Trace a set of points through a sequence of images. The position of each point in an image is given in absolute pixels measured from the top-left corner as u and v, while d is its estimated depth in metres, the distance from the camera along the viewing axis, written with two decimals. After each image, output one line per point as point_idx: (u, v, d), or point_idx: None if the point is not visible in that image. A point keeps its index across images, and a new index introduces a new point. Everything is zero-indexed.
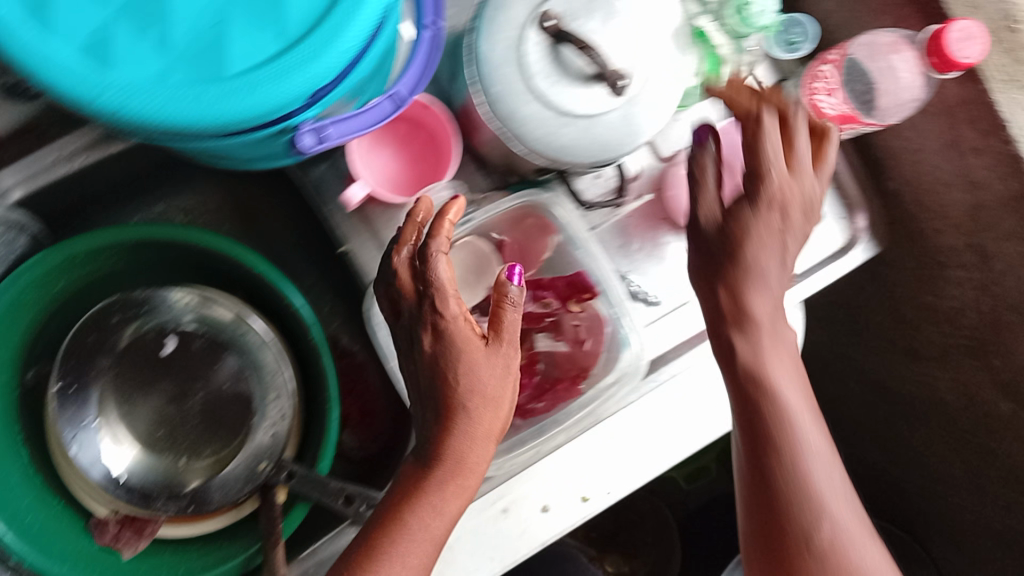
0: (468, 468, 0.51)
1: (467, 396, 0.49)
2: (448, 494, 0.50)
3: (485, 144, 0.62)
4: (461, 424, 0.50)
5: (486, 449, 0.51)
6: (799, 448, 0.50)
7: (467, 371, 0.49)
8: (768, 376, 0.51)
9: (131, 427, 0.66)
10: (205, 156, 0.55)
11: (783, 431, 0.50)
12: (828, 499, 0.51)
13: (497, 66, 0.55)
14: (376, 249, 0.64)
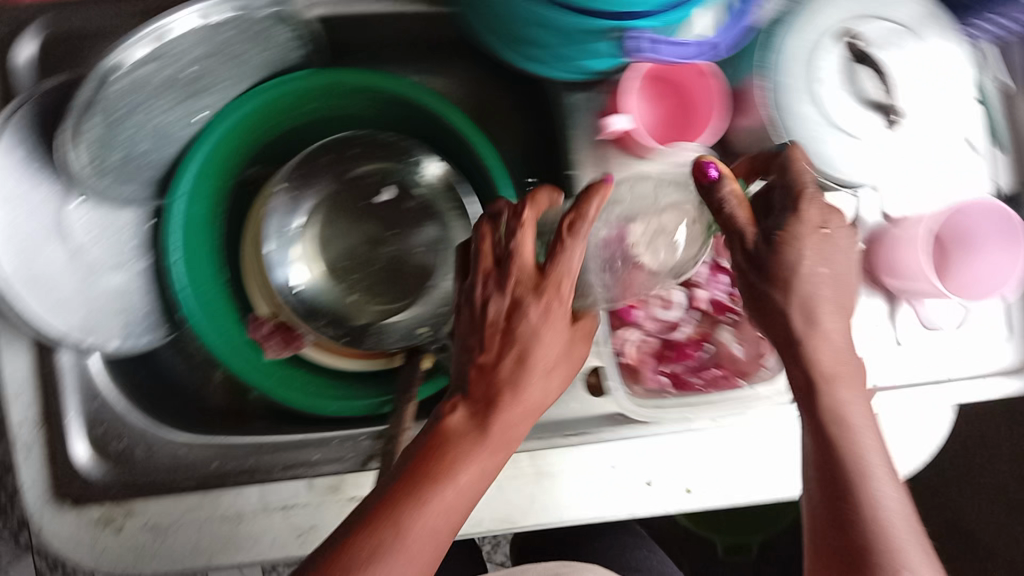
0: (511, 437, 0.51)
1: (508, 373, 0.51)
2: (472, 464, 0.48)
3: (743, 132, 0.64)
4: (513, 380, 0.50)
5: (525, 421, 0.51)
6: (868, 483, 0.50)
7: (541, 330, 0.51)
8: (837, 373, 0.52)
9: (325, 249, 0.73)
10: (511, 34, 0.60)
11: (852, 460, 0.51)
12: (899, 529, 0.49)
13: (790, 61, 0.59)
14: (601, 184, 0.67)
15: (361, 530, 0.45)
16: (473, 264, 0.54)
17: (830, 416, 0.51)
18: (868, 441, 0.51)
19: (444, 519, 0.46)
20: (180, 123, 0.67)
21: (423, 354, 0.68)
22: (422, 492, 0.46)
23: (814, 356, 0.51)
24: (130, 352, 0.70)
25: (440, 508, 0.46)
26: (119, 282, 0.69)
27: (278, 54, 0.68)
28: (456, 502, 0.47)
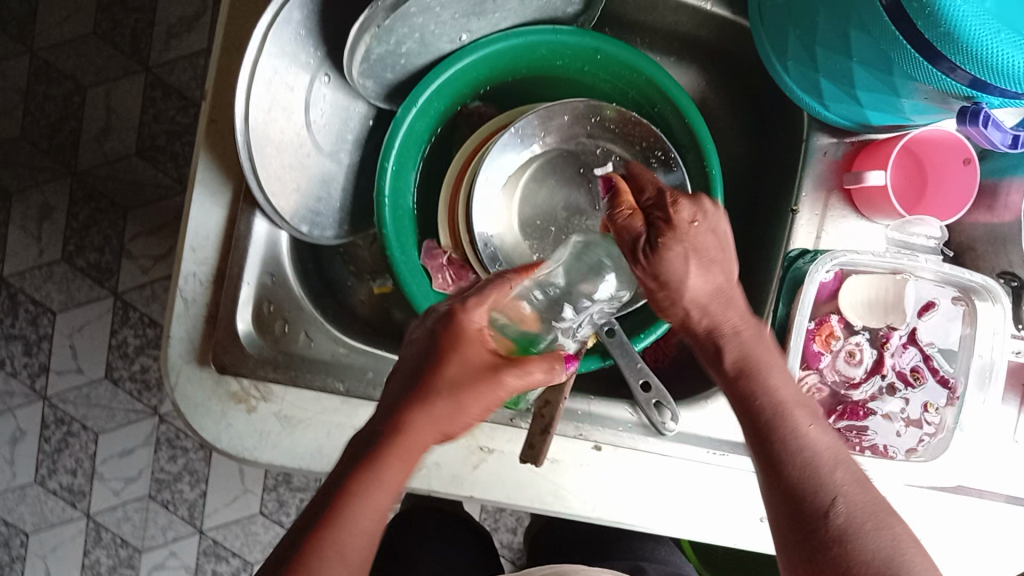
0: (417, 448, 0.50)
1: (453, 382, 0.52)
2: (395, 459, 0.49)
3: (972, 224, 0.67)
4: (436, 397, 0.51)
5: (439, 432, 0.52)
6: (797, 426, 0.52)
7: (464, 363, 0.52)
8: (763, 369, 0.54)
9: (527, 203, 0.72)
10: (808, 63, 0.61)
11: (786, 422, 0.52)
12: (827, 470, 0.50)
13: None
14: (814, 229, 0.68)
15: (319, 522, 0.46)
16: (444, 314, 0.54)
17: (743, 373, 0.54)
18: (779, 390, 0.53)
19: (372, 518, 0.47)
20: (444, 38, 0.67)
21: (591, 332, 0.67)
22: (344, 501, 0.47)
23: (721, 329, 0.56)
24: (316, 240, 0.69)
25: (361, 509, 0.47)
26: (328, 169, 0.68)
27: (556, 4, 0.68)
28: (379, 497, 0.48)
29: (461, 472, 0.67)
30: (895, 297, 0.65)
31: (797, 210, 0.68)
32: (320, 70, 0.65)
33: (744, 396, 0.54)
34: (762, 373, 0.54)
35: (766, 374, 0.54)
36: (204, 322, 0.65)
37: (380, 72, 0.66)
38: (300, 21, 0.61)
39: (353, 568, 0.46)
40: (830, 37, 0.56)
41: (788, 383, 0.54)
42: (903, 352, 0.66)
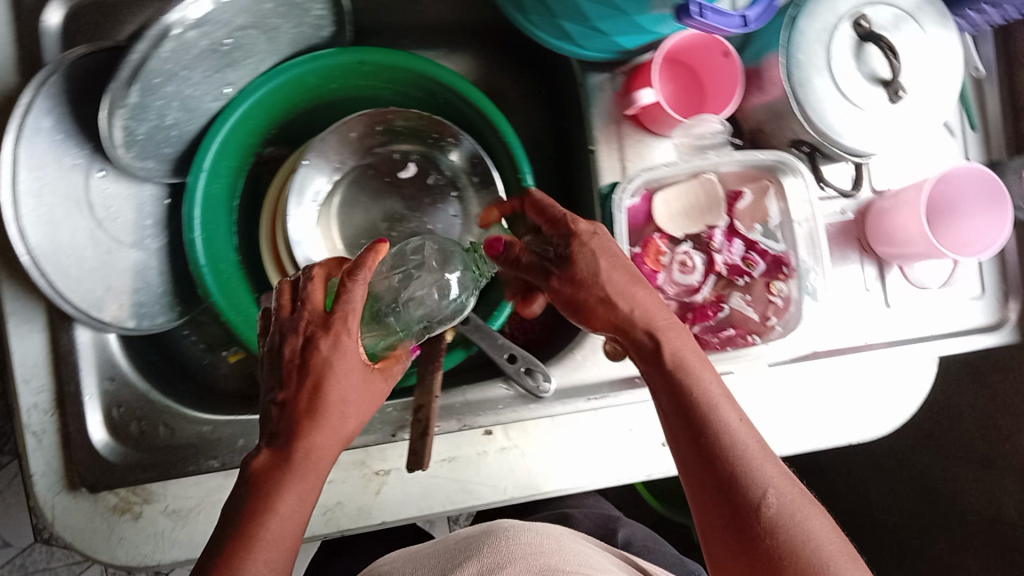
0: (307, 492, 0.51)
1: (327, 397, 0.52)
2: (298, 478, 0.50)
3: (754, 109, 0.69)
4: (324, 416, 0.52)
5: (336, 446, 0.53)
6: (715, 411, 0.52)
7: (339, 378, 0.52)
8: (687, 362, 0.55)
9: (345, 226, 0.73)
10: (547, 11, 0.63)
11: (702, 402, 0.53)
12: (751, 452, 0.50)
13: (809, 40, 0.64)
14: (617, 160, 0.70)
15: (231, 556, 0.47)
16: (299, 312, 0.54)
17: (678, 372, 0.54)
18: (695, 373, 0.54)
19: (285, 553, 0.49)
20: (208, 98, 0.67)
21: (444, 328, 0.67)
22: (256, 534, 0.48)
23: (660, 332, 0.56)
24: (147, 331, 0.69)
25: (270, 535, 0.48)
26: (137, 260, 0.68)
27: (305, 32, 0.69)
28: (282, 525, 0.49)
29: (366, 502, 0.67)
30: (706, 198, 0.69)
31: (595, 149, 0.70)
32: (92, 167, 0.64)
33: (681, 390, 0.53)
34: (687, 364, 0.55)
35: (693, 365, 0.55)
36: (60, 447, 0.63)
37: (155, 149, 0.66)
38: (51, 127, 0.60)
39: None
40: None
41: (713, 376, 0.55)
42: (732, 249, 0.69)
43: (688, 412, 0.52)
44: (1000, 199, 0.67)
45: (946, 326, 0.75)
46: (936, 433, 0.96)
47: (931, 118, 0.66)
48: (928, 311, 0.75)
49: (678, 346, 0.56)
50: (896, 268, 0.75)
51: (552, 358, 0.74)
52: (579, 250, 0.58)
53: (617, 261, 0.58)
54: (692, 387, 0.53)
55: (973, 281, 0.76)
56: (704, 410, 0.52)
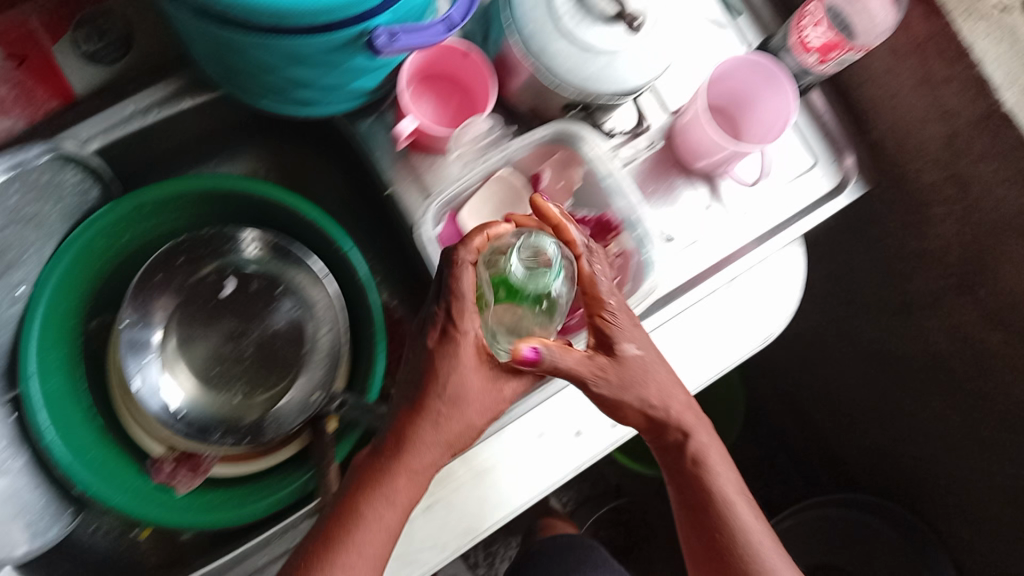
0: (407, 494, 0.58)
1: (437, 396, 0.57)
2: (399, 487, 0.57)
3: (519, 92, 0.69)
4: (441, 416, 0.57)
5: (445, 452, 0.59)
6: (729, 510, 0.65)
7: (453, 372, 0.56)
8: (708, 459, 0.65)
9: (192, 364, 0.71)
10: (276, 91, 0.63)
11: (712, 497, 0.65)
12: (768, 548, 0.65)
13: (530, 10, 0.64)
14: (417, 191, 0.70)
15: (316, 559, 0.56)
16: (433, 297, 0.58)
17: (696, 461, 0.65)
18: (740, 490, 0.66)
19: (374, 556, 0.57)
20: (4, 304, 0.66)
21: (327, 415, 0.69)
22: (345, 531, 0.57)
23: (699, 456, 0.65)
24: (43, 548, 0.67)
25: (352, 541, 0.56)
26: (7, 485, 0.64)
27: (72, 203, 0.67)
28: (365, 526, 0.57)
29: None
30: (507, 192, 0.69)
31: (392, 190, 0.70)
32: None
33: (699, 484, 0.65)
34: (711, 483, 0.65)
35: (715, 461, 0.65)
36: None
37: None
38: None
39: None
40: (251, 67, 0.58)
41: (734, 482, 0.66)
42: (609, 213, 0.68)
43: (704, 504, 0.65)
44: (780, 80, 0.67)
45: (793, 204, 0.75)
46: (854, 296, 0.97)
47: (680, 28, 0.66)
48: (773, 200, 0.75)
49: (724, 450, 0.66)
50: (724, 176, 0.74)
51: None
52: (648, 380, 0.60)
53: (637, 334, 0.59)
54: (713, 484, 0.65)
55: (800, 153, 0.76)
56: (715, 505, 0.65)
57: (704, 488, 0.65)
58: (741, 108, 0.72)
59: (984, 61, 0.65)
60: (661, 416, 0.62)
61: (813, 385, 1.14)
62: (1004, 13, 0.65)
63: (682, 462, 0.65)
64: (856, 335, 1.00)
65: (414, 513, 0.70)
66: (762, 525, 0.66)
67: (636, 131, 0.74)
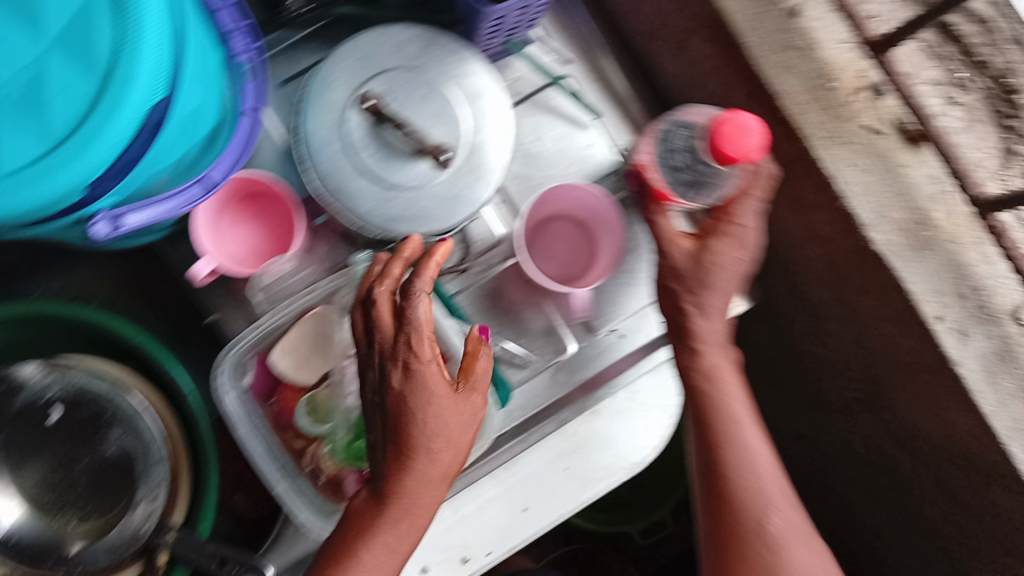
0: (415, 522, 0.52)
1: (421, 436, 0.50)
2: (400, 530, 0.51)
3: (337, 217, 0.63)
4: (417, 454, 0.50)
5: (435, 488, 0.52)
6: (735, 434, 0.56)
7: (423, 421, 0.50)
8: (721, 382, 0.57)
9: (25, 489, 0.69)
10: None
11: (717, 418, 0.56)
12: (766, 478, 0.56)
13: (324, 146, 0.57)
14: (241, 317, 0.66)
15: None
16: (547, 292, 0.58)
17: (705, 382, 0.57)
18: (726, 401, 0.57)
19: None
20: None
21: (159, 549, 0.66)
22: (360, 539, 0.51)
23: (713, 403, 0.57)
24: None
25: (379, 549, 0.51)
26: None
27: None
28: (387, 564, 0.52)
29: None
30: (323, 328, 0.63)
31: (218, 318, 0.66)
32: None
33: (704, 409, 0.57)
34: (720, 402, 0.56)
35: (725, 377, 0.57)
36: None
37: None
38: None
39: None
40: None
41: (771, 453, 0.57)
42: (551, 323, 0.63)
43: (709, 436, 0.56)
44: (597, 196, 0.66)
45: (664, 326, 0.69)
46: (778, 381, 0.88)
47: (501, 154, 0.58)
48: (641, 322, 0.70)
49: (728, 382, 0.57)
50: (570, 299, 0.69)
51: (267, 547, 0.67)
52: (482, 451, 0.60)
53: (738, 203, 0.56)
54: (714, 397, 0.56)
55: None
56: (716, 425, 0.56)
57: (725, 471, 0.56)
58: (601, 225, 0.68)
59: (849, 195, 0.57)
60: (689, 325, 0.57)
61: None
62: (874, 136, 0.54)
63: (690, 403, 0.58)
64: (784, 418, 0.92)
65: None
66: (771, 460, 0.57)
67: (473, 253, 0.68)
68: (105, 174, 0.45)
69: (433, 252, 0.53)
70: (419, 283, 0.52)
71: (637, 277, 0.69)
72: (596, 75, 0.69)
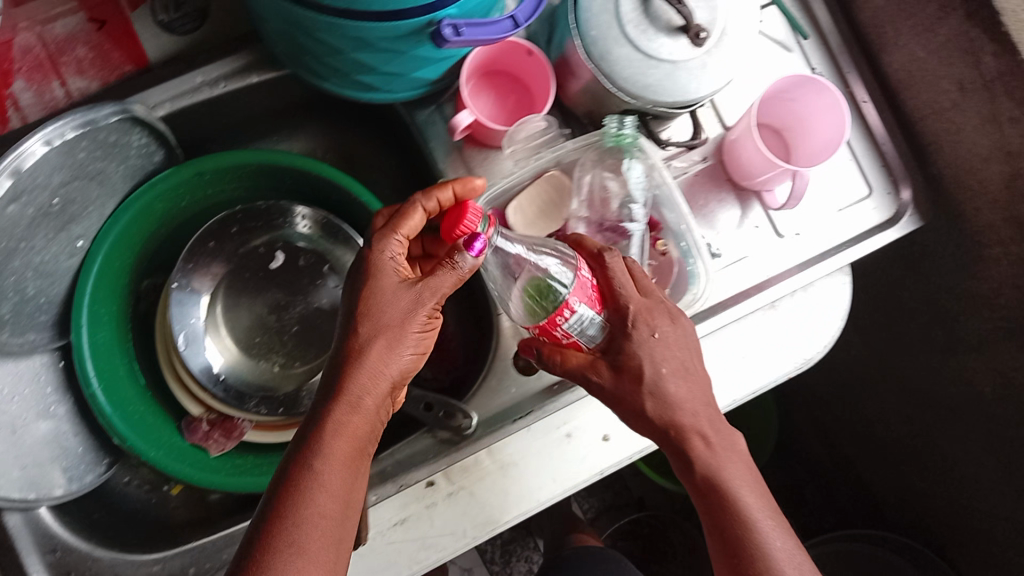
0: (336, 453, 0.50)
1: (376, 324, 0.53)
2: (340, 447, 0.50)
3: (577, 94, 0.69)
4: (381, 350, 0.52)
5: (371, 420, 0.52)
6: (753, 529, 0.59)
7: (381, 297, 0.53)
8: (721, 475, 0.60)
9: (234, 330, 0.73)
10: (337, 74, 0.64)
11: (735, 510, 0.59)
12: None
13: (597, 15, 0.64)
14: (469, 181, 0.71)
15: (280, 515, 0.48)
16: (598, 263, 0.61)
17: (708, 476, 0.60)
18: (729, 471, 0.60)
19: (333, 516, 0.49)
20: (64, 256, 0.69)
21: None
22: (326, 437, 0.50)
23: (686, 441, 0.61)
24: (79, 492, 0.70)
25: (330, 454, 0.49)
26: (49, 429, 0.69)
27: (137, 165, 0.70)
28: (342, 465, 0.50)
29: None
30: (554, 191, 0.69)
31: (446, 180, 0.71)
32: None
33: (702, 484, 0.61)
34: (727, 480, 0.60)
35: (728, 476, 0.60)
36: None
37: (29, 321, 0.68)
38: None
39: (332, 519, 0.49)
40: (320, 45, 0.59)
41: (753, 480, 0.62)
42: (569, 315, 0.57)
43: (721, 510, 0.60)
44: (821, 87, 0.67)
45: (840, 236, 0.75)
46: (900, 333, 0.94)
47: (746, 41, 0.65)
48: (832, 228, 0.75)
49: (711, 457, 0.61)
50: (760, 204, 0.74)
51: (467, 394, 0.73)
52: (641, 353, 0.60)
53: (660, 352, 0.61)
54: (734, 500, 0.59)
55: (856, 182, 0.76)
56: (732, 513, 0.59)
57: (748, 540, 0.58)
58: (797, 128, 0.72)
59: None
60: (709, 454, 0.61)
61: (849, 418, 1.12)
62: None
63: (672, 446, 0.61)
64: (895, 372, 0.98)
65: (437, 497, 0.69)
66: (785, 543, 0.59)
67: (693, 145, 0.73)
68: None
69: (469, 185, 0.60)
70: (403, 216, 0.57)
71: (826, 187, 0.75)
72: (801, 3, 0.76)
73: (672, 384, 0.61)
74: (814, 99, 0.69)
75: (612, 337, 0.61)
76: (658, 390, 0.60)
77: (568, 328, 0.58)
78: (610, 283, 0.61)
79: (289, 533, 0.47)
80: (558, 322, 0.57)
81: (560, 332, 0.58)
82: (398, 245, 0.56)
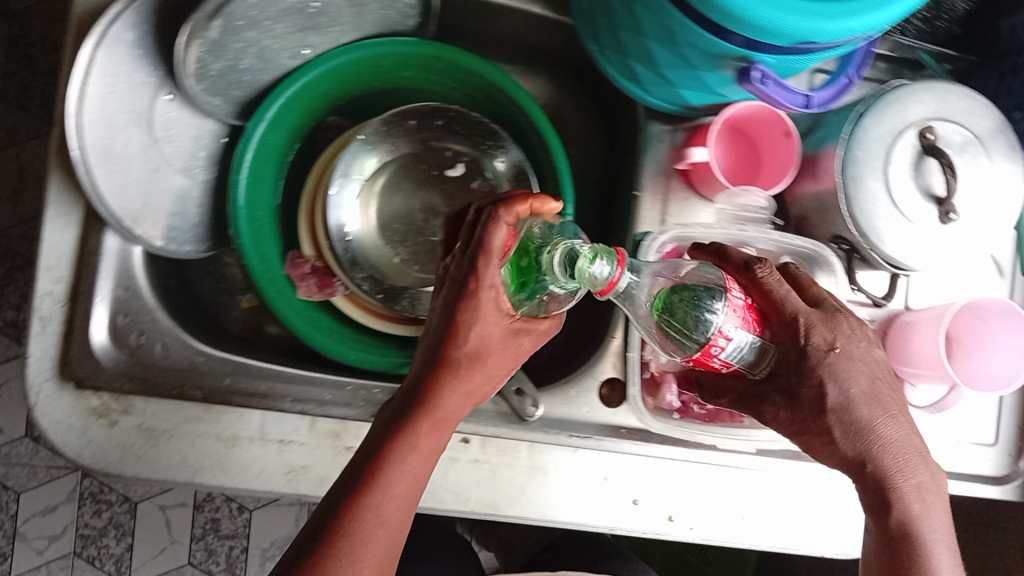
0: (447, 419, 0.58)
1: (461, 355, 0.57)
2: (426, 436, 0.56)
3: (803, 196, 0.69)
4: (462, 372, 0.57)
5: (468, 401, 0.59)
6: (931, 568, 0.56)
7: (468, 333, 0.57)
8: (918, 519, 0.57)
9: (384, 206, 0.74)
10: (616, 52, 0.64)
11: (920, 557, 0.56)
12: None
13: (871, 142, 0.63)
14: (658, 212, 0.71)
15: (361, 488, 0.54)
16: (746, 277, 0.61)
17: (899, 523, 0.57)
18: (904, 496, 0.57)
19: (399, 501, 0.55)
20: (286, 55, 0.69)
21: None
22: (432, 412, 0.57)
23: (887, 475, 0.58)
24: (171, 255, 0.71)
25: (443, 420, 0.57)
26: (182, 184, 0.70)
27: (393, 17, 0.71)
28: (425, 452, 0.56)
29: (331, 472, 0.67)
30: None
31: (640, 195, 0.71)
32: (161, 89, 0.66)
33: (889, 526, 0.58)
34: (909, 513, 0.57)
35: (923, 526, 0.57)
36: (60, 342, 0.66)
37: (223, 91, 0.68)
38: (134, 41, 0.63)
39: (390, 530, 0.55)
40: (627, 16, 0.58)
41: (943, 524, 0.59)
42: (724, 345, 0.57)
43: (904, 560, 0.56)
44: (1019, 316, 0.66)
45: (947, 462, 0.73)
46: None
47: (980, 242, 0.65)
48: (950, 454, 0.72)
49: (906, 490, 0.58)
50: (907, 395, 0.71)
51: (548, 386, 0.73)
52: (830, 378, 0.58)
53: (842, 369, 0.59)
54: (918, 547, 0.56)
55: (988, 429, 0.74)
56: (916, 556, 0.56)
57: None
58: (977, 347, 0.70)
59: None
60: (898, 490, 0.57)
61: None
62: None
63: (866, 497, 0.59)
64: None
65: (461, 459, 0.69)
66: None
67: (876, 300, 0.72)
68: (812, 44, 0.53)
69: (531, 203, 0.58)
70: (502, 219, 0.56)
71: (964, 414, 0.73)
72: None
73: (890, 428, 0.59)
74: (1012, 336, 0.67)
75: (787, 355, 0.60)
76: (846, 411, 0.58)
77: (726, 359, 0.58)
78: (770, 299, 0.60)
79: (363, 509, 0.54)
80: (713, 354, 0.57)
81: (717, 360, 0.58)
82: (498, 245, 0.56)
